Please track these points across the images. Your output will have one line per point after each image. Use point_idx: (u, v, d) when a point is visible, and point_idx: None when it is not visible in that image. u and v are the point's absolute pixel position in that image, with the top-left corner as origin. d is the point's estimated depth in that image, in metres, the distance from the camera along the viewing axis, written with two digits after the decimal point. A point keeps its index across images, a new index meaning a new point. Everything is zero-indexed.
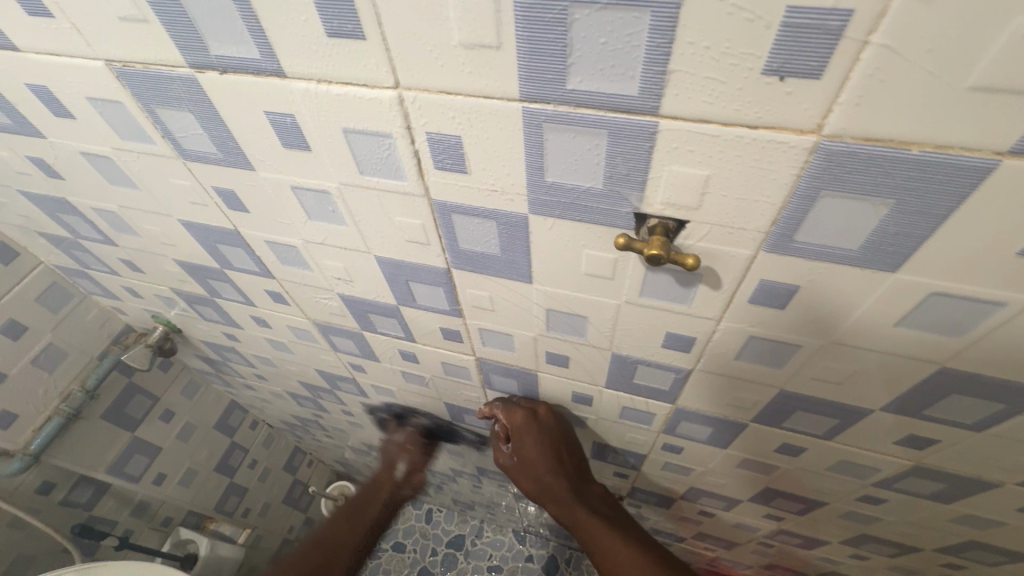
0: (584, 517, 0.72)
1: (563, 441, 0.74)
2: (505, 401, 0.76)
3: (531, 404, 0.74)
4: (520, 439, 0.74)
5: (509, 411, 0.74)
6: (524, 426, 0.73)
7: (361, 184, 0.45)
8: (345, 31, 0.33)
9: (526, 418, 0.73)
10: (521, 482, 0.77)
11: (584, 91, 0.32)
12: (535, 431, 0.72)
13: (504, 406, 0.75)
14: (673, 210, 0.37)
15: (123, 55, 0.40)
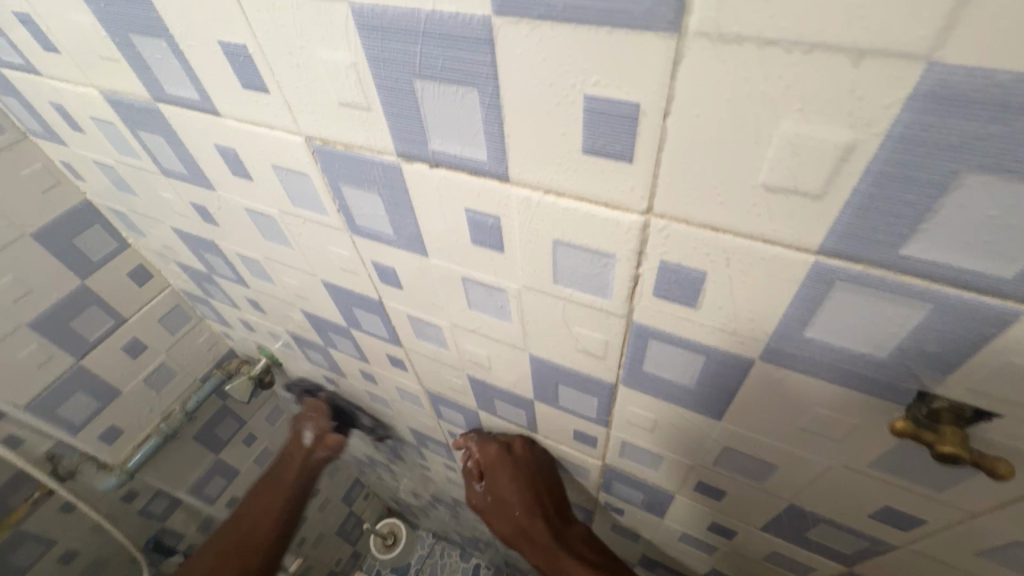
0: (565, 558, 0.65)
1: (539, 480, 0.67)
2: (478, 433, 0.71)
3: (507, 438, 0.68)
4: (495, 477, 0.67)
5: (484, 446, 0.68)
6: (500, 463, 0.67)
7: (550, 291, 0.40)
8: (608, 151, 0.28)
9: (502, 454, 0.66)
10: (497, 526, 0.70)
11: (921, 259, 0.24)
12: (510, 468, 0.66)
13: (481, 438, 0.70)
14: (982, 400, 0.29)
15: (326, 134, 0.38)
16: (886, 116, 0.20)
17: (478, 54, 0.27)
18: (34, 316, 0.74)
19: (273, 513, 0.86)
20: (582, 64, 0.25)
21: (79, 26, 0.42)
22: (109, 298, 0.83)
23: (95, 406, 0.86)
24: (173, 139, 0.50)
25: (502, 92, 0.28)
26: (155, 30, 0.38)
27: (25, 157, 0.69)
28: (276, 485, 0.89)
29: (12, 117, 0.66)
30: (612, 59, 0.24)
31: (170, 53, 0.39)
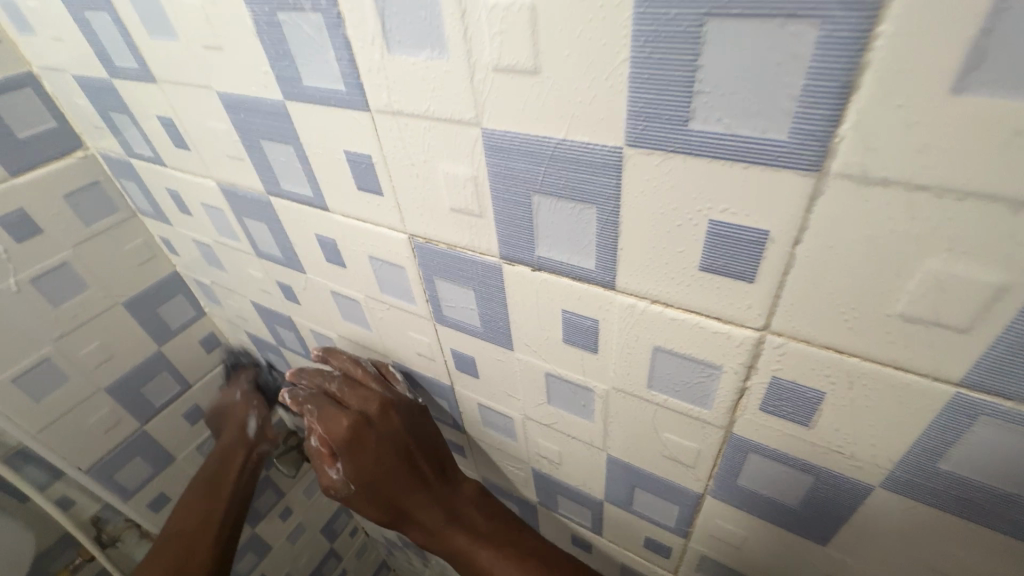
0: (456, 536, 0.56)
1: (399, 446, 0.54)
2: (317, 390, 0.57)
3: (357, 404, 0.55)
4: (347, 457, 0.53)
5: (329, 417, 0.54)
6: (354, 437, 0.53)
7: (642, 395, 0.39)
8: (730, 270, 0.28)
9: (356, 423, 0.53)
10: (366, 512, 0.57)
11: None
12: (366, 442, 0.53)
13: (326, 413, 0.55)
14: None
15: (431, 233, 0.40)
16: None
17: (603, 178, 0.29)
18: (112, 380, 0.78)
19: (194, 518, 0.73)
20: (710, 194, 0.26)
21: (213, 129, 0.48)
22: (179, 364, 0.86)
23: (149, 472, 0.87)
24: (275, 225, 0.53)
25: (621, 212, 0.29)
26: (286, 137, 0.42)
27: (131, 234, 0.75)
28: (223, 484, 0.79)
29: (125, 198, 0.72)
30: (746, 192, 0.25)
31: (294, 155, 0.43)
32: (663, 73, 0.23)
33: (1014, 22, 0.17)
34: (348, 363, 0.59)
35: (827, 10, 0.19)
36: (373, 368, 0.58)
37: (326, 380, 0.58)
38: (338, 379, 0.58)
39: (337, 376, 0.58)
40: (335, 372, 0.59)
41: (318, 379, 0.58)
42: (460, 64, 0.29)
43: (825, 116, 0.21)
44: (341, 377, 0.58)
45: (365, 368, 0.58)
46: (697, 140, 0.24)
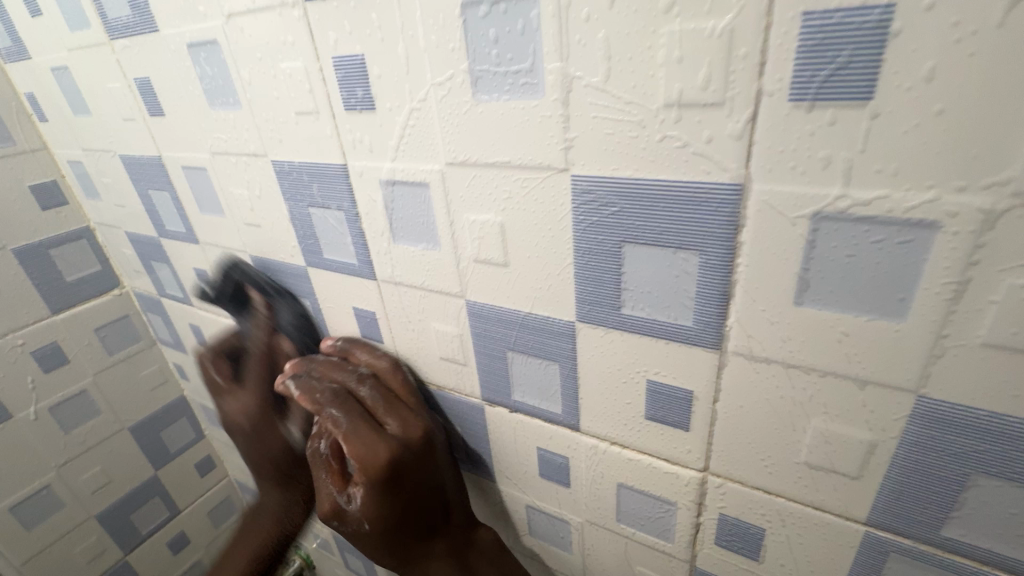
0: None
1: (436, 485, 0.44)
2: (338, 392, 0.42)
3: (395, 426, 0.41)
4: (370, 492, 0.39)
5: (362, 436, 0.40)
6: (389, 471, 0.39)
7: (613, 528, 0.42)
8: (669, 420, 0.34)
9: (397, 456, 0.40)
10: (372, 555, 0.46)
11: (965, 541, 0.27)
12: (403, 480, 0.40)
13: (353, 426, 0.40)
14: None
15: (423, 376, 0.46)
16: (897, 425, 0.26)
17: (562, 342, 0.35)
18: (105, 506, 0.79)
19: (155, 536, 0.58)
20: (645, 359, 0.32)
21: None
22: (172, 488, 0.86)
23: None
24: None
25: (579, 369, 0.36)
26: (305, 292, 0.50)
27: (148, 361, 0.80)
28: None
29: (149, 329, 0.79)
30: (671, 361, 0.31)
31: (309, 306, 0.51)
32: (599, 273, 0.31)
33: (820, 264, 0.24)
34: (386, 367, 0.45)
35: (703, 247, 0.27)
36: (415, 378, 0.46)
37: (354, 380, 0.44)
38: (371, 384, 0.44)
39: (370, 380, 0.44)
40: (362, 371, 0.45)
41: (341, 375, 0.44)
42: (448, 254, 0.37)
43: (716, 314, 0.28)
44: (371, 384, 0.44)
45: (405, 378, 0.45)
46: (629, 320, 0.31)
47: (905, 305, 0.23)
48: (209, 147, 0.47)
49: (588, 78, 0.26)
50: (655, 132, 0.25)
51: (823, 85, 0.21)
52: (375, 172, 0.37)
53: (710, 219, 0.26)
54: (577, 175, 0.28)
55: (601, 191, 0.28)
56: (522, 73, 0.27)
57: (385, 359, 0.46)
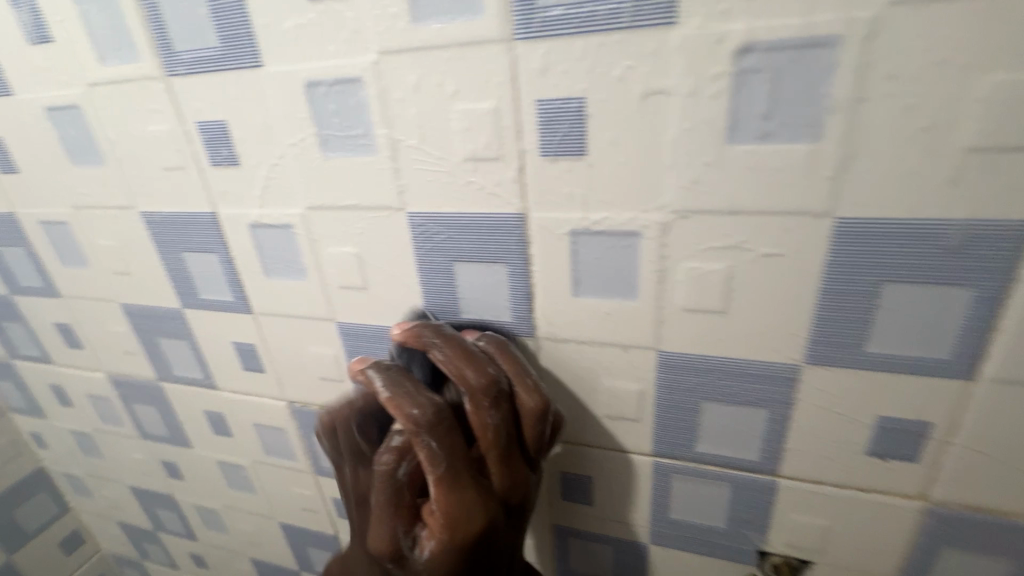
0: None
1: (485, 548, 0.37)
2: (437, 422, 0.32)
3: (499, 480, 0.34)
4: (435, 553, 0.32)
5: (457, 489, 0.32)
6: (474, 540, 0.32)
7: None
8: None
9: (491, 521, 0.33)
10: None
11: (711, 453, 0.38)
12: (481, 551, 0.34)
13: (456, 476, 0.32)
14: (796, 550, 0.40)
15: (306, 398, 0.50)
16: (652, 375, 0.37)
17: None
18: None
19: None
20: None
21: (112, 331, 0.56)
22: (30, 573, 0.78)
23: None
24: (164, 407, 0.60)
25: None
26: (182, 334, 0.52)
27: None
28: None
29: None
30: None
31: (187, 347, 0.53)
32: (440, 288, 0.39)
33: (581, 266, 0.34)
34: (532, 408, 0.35)
35: (508, 261, 0.36)
36: (549, 432, 0.37)
37: (475, 400, 0.34)
38: (497, 413, 0.34)
39: (504, 407, 0.34)
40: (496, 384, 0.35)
41: (469, 385, 0.34)
42: (316, 284, 0.43)
43: (526, 310, 0.37)
44: (534, 414, 0.35)
45: (540, 429, 0.36)
46: (468, 323, 0.40)
47: (636, 288, 0.34)
48: (72, 202, 0.48)
49: (408, 141, 0.34)
50: (460, 178, 0.34)
51: (556, 147, 0.31)
52: (243, 217, 0.42)
53: (508, 239, 0.35)
54: (411, 213, 0.37)
55: (431, 224, 0.36)
56: (358, 136, 0.35)
57: (536, 397, 0.35)
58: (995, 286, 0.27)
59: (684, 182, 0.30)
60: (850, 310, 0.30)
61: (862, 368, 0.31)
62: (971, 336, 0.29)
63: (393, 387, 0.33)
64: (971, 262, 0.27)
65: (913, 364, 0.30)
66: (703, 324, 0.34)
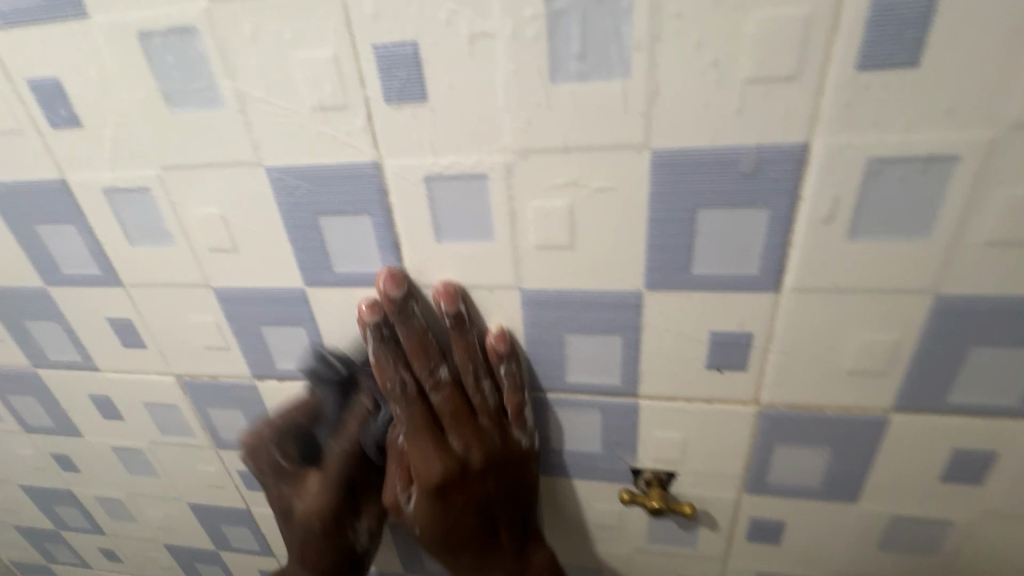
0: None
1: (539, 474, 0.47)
2: (445, 399, 0.40)
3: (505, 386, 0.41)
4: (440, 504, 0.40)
5: (481, 383, 0.40)
6: (495, 424, 0.41)
7: None
8: None
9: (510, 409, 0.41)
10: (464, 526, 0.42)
11: (581, 383, 0.42)
12: (502, 438, 0.41)
13: (481, 374, 0.40)
14: (662, 464, 0.44)
15: (195, 370, 0.49)
16: (519, 313, 0.39)
17: (301, 307, 0.43)
18: None
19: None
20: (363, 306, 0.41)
21: None
22: None
23: None
24: (45, 396, 0.57)
25: (320, 327, 0.43)
26: (52, 315, 0.49)
27: None
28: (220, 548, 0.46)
29: None
30: None
31: (60, 328, 0.50)
32: (310, 243, 0.39)
33: (440, 212, 0.36)
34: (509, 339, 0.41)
35: (371, 210, 0.37)
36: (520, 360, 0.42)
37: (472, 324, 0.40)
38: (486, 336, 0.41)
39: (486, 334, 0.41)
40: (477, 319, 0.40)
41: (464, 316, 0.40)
42: (186, 249, 0.42)
43: (396, 259, 0.38)
44: (513, 383, 0.41)
45: (522, 397, 0.41)
46: (343, 278, 0.40)
47: (492, 230, 0.36)
48: None
49: (254, 92, 0.34)
50: (312, 129, 0.34)
51: (399, 93, 0.32)
52: (96, 181, 0.40)
53: (368, 189, 0.36)
54: (269, 167, 0.36)
55: (290, 178, 0.36)
56: (204, 89, 0.34)
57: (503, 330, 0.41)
58: (786, 204, 0.31)
59: (519, 123, 0.32)
60: (677, 236, 0.33)
61: (692, 288, 0.35)
62: (774, 252, 0.33)
63: (399, 372, 0.39)
64: (764, 184, 0.31)
65: (732, 281, 0.34)
66: (556, 260, 0.36)
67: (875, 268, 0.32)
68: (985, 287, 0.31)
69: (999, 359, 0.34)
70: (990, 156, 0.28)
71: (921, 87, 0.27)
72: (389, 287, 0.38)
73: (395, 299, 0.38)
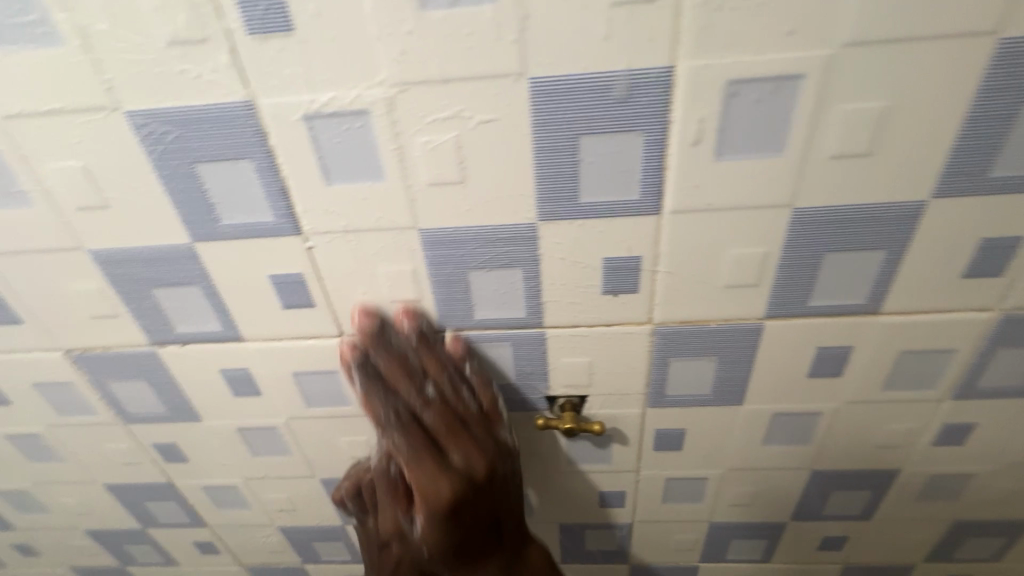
0: None
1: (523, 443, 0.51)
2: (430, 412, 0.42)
3: (476, 390, 0.44)
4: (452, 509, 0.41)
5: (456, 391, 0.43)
6: (478, 428, 0.43)
7: (308, 414, 0.51)
8: (299, 304, 0.42)
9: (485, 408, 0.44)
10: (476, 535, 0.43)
11: (490, 318, 0.43)
12: (490, 441, 0.42)
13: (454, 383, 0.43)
14: (573, 389, 0.47)
15: (85, 343, 0.46)
16: (422, 254, 0.39)
17: (192, 265, 0.41)
18: None
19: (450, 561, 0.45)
20: (260, 258, 0.40)
21: None
22: None
23: None
24: None
25: (217, 285, 0.42)
26: None
27: None
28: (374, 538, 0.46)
29: None
30: (276, 252, 0.40)
31: None
32: (190, 195, 0.37)
33: (325, 152, 0.35)
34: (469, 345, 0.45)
35: (252, 155, 0.35)
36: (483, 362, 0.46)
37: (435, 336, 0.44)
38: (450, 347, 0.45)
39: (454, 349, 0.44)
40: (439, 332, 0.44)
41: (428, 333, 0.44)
42: (49, 210, 0.38)
43: (286, 206, 0.37)
44: (481, 381, 0.44)
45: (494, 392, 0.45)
46: (232, 230, 0.38)
47: (381, 169, 0.35)
48: None
49: (97, 26, 0.31)
50: (171, 66, 0.32)
51: (262, 24, 0.30)
52: None
53: (244, 132, 0.34)
54: (129, 111, 0.33)
55: (155, 122, 0.34)
56: (35, 24, 0.31)
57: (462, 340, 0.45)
58: (659, 128, 0.33)
59: (395, 54, 0.31)
60: (562, 165, 0.34)
61: (582, 217, 0.37)
62: (652, 177, 0.35)
63: (387, 399, 0.41)
64: (637, 109, 0.32)
65: (618, 207, 0.36)
66: (450, 198, 0.36)
67: (741, 186, 0.35)
68: (833, 198, 0.35)
69: (848, 263, 0.38)
70: (828, 72, 0.30)
71: (765, 8, 0.28)
72: (364, 322, 0.43)
73: (371, 330, 0.43)
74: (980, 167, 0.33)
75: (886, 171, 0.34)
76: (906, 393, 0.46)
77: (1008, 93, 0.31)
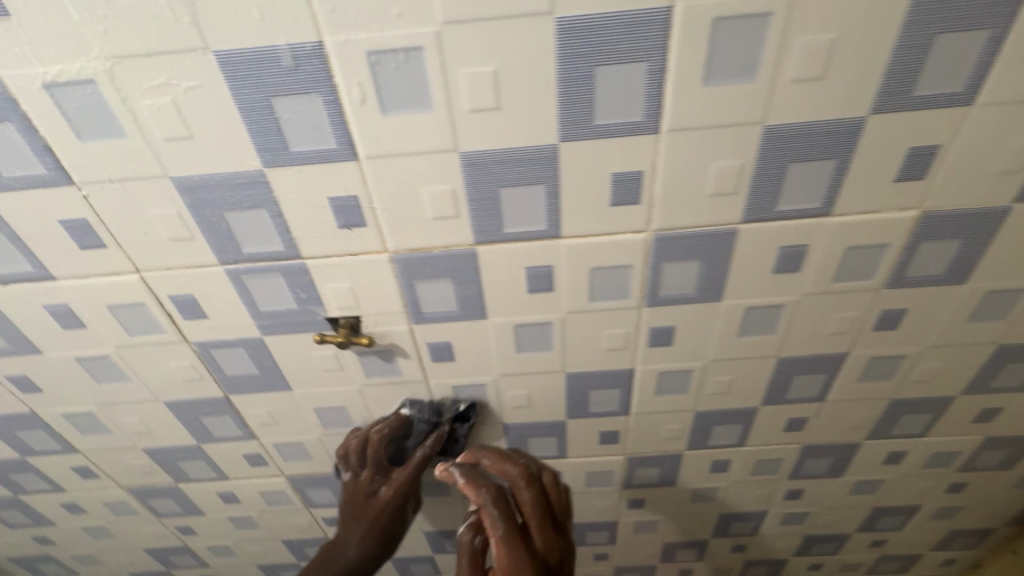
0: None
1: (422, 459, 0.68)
2: (496, 449, 0.59)
3: (485, 458, 0.58)
4: (507, 527, 0.54)
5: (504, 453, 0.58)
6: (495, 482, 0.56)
7: (133, 343, 0.60)
8: (92, 245, 0.51)
9: (505, 468, 0.57)
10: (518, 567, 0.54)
11: (256, 252, 0.52)
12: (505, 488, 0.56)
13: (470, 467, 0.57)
14: (346, 311, 0.57)
15: None
16: (180, 198, 0.48)
17: None
18: None
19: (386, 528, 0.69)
20: (46, 206, 0.48)
21: None
22: None
23: None
24: None
25: (17, 230, 0.50)
26: None
27: None
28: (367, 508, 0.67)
29: None
30: (58, 200, 0.48)
31: None
32: None
33: (70, 115, 0.43)
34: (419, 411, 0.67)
35: (10, 118, 0.43)
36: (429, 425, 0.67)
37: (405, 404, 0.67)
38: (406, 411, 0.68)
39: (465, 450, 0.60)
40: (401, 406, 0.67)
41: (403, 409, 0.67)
42: None
43: (53, 160, 0.45)
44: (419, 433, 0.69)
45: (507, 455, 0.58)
46: (15, 182, 0.47)
47: (121, 129, 0.44)
48: None
49: None
50: None
51: None
52: None
53: None
54: None
55: None
56: None
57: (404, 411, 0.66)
58: (330, 90, 0.42)
59: (100, 34, 0.39)
60: (265, 122, 0.43)
61: (298, 164, 0.46)
62: (339, 129, 0.44)
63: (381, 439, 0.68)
64: (307, 75, 0.41)
65: (322, 155, 0.45)
66: (186, 151, 0.45)
67: (411, 135, 0.44)
68: (485, 144, 0.45)
69: (519, 195, 0.48)
70: (438, 45, 0.40)
71: None
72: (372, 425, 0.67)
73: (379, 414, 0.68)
74: (585, 117, 0.44)
75: (515, 122, 0.44)
76: (610, 303, 0.57)
77: (580, 60, 0.41)
